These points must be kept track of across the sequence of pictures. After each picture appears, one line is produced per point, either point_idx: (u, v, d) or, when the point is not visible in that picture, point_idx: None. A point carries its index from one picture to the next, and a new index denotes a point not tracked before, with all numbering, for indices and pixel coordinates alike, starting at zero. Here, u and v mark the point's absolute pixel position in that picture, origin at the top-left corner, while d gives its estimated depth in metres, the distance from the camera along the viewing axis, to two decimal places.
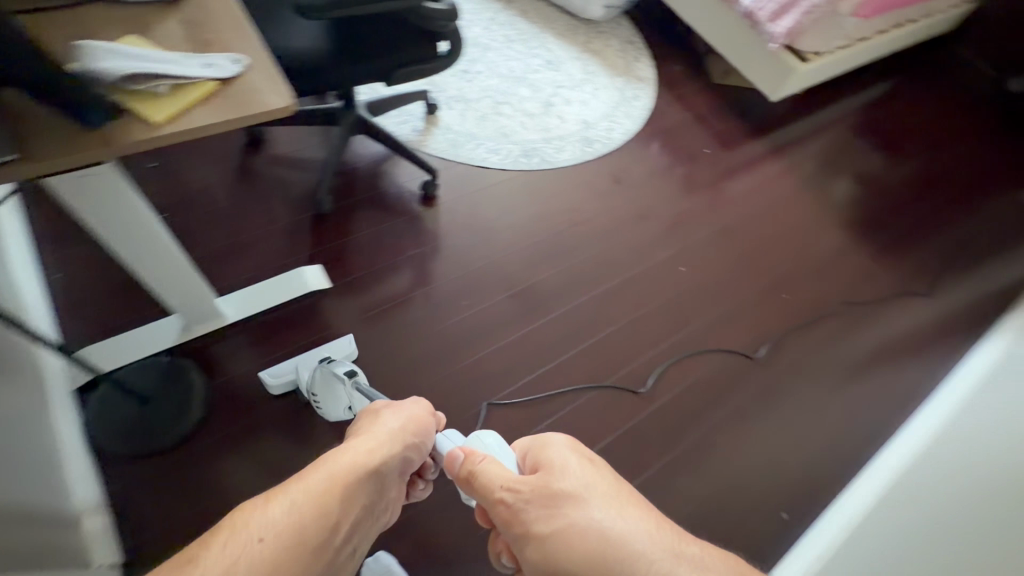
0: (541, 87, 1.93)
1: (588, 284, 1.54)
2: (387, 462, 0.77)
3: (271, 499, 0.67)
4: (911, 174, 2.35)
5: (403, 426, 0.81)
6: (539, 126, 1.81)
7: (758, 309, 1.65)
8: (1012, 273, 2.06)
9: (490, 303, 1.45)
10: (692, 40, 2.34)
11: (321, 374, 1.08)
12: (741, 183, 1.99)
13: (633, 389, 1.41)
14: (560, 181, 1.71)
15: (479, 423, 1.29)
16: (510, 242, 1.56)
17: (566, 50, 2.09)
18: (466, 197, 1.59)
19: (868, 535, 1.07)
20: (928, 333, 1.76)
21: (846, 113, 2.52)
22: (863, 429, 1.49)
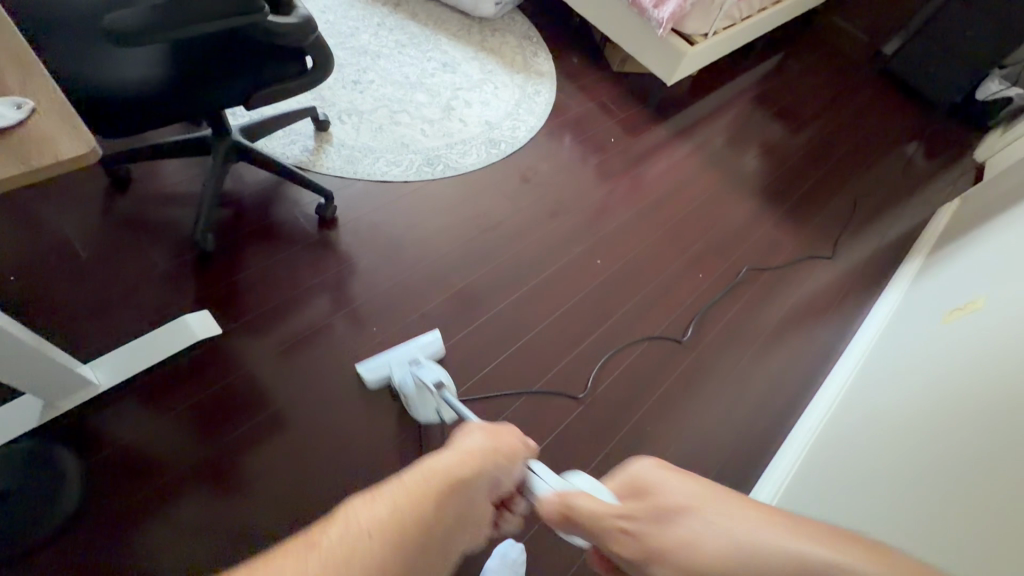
0: (438, 91, 1.88)
1: (509, 289, 1.51)
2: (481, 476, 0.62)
3: (372, 493, 0.53)
4: (807, 141, 2.47)
5: (494, 438, 0.68)
6: (440, 133, 1.76)
7: (676, 291, 1.68)
8: (902, 224, 2.21)
9: (406, 323, 1.38)
10: (588, 31, 2.36)
11: (416, 380, 1.13)
12: (649, 168, 2.02)
13: (563, 390, 1.39)
14: (466, 186, 1.67)
15: (411, 453, 1.22)
16: (422, 255, 1.49)
17: (461, 51, 2.05)
18: (368, 215, 1.51)
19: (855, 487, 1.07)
20: (834, 292, 1.86)
21: (742, 88, 2.62)
22: (784, 393, 1.54)
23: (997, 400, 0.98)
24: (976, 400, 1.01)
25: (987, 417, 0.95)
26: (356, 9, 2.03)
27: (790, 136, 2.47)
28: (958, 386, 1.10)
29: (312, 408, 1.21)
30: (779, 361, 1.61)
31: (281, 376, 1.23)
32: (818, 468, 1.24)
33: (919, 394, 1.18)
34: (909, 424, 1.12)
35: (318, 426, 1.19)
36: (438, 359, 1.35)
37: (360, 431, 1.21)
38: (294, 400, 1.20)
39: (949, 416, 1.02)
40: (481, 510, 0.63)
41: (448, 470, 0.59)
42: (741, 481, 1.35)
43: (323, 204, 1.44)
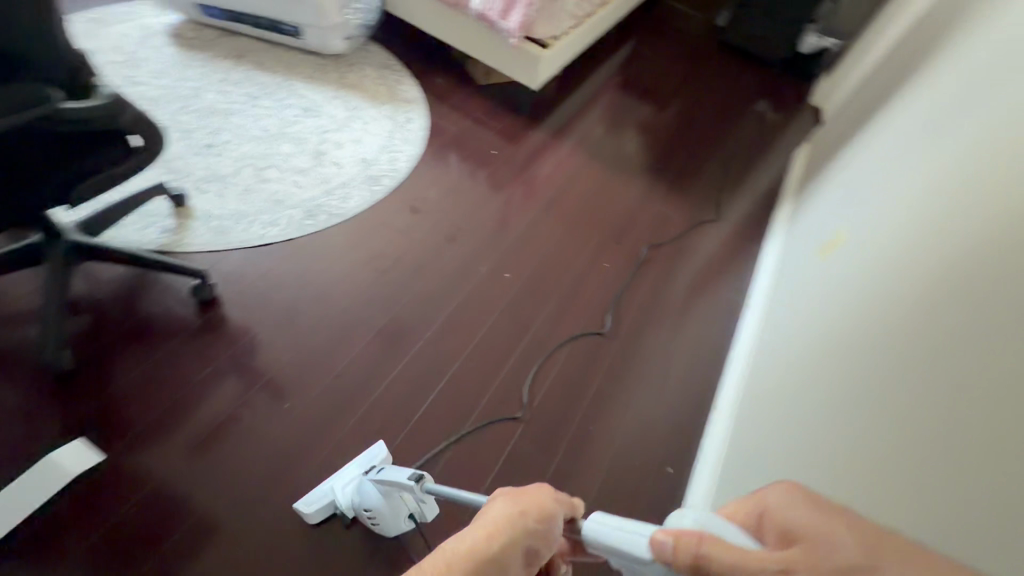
0: (303, 138, 1.79)
1: (423, 326, 1.46)
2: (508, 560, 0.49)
3: None
4: (673, 117, 2.65)
5: (515, 507, 0.52)
6: (315, 181, 1.68)
7: (587, 286, 1.71)
8: (768, 176, 2.43)
9: (318, 391, 1.28)
10: (446, 52, 2.37)
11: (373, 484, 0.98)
12: (535, 173, 2.06)
13: (501, 413, 1.36)
14: (355, 231, 1.60)
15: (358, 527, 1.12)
16: (323, 313, 1.41)
17: (320, 92, 1.97)
18: (252, 285, 1.40)
19: (789, 442, 1.06)
20: (726, 252, 1.99)
21: (604, 78, 2.76)
22: (706, 358, 1.62)
23: (864, 319, 1.05)
24: (880, 325, 0.99)
25: (886, 339, 0.94)
26: (196, 68, 1.90)
27: (658, 114, 2.63)
28: (843, 308, 1.16)
29: (233, 510, 1.08)
30: (694, 329, 1.69)
31: (191, 486, 1.09)
32: (744, 422, 1.32)
33: (828, 330, 1.18)
34: (822, 360, 1.12)
35: (246, 529, 1.07)
36: (365, 417, 1.27)
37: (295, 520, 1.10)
38: (210, 509, 1.07)
39: (861, 349, 1.00)
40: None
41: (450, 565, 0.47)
42: (688, 454, 1.40)
43: (196, 284, 1.31)
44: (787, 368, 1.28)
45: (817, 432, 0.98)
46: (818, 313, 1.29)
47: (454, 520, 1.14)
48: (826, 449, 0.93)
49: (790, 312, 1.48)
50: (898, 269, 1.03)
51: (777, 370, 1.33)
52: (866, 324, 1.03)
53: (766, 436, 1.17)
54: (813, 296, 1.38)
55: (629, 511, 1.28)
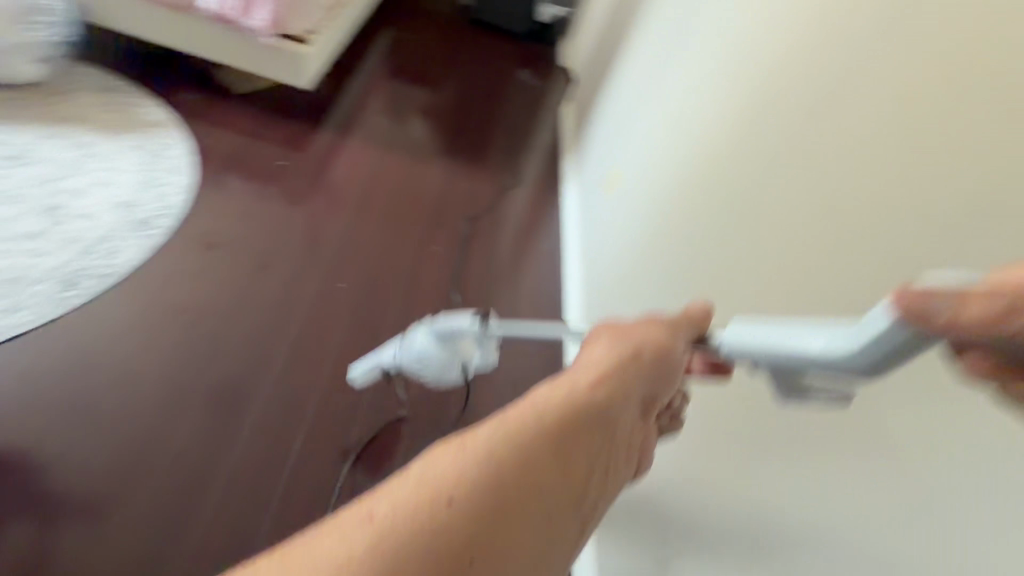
0: (24, 195, 1.47)
1: (266, 367, 1.36)
2: (600, 401, 0.59)
3: (492, 423, 0.54)
4: (452, 95, 2.75)
5: (619, 339, 0.67)
6: (60, 243, 1.40)
7: (424, 273, 1.74)
8: (548, 134, 2.70)
9: (155, 477, 1.16)
10: (188, 60, 2.07)
11: (426, 327, 1.07)
12: (335, 174, 1.96)
13: (380, 422, 1.34)
14: (140, 291, 1.40)
15: None
16: (129, 398, 1.23)
17: (28, 131, 1.59)
18: (14, 387, 1.19)
19: None
20: (534, 209, 2.19)
21: (373, 69, 2.73)
22: (544, 308, 1.81)
23: (695, 207, 1.19)
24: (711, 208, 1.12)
25: (722, 217, 1.07)
26: None
27: (436, 95, 2.71)
28: (671, 206, 1.30)
29: None
30: (529, 286, 1.86)
31: None
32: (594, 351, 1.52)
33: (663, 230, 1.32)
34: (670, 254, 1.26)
35: None
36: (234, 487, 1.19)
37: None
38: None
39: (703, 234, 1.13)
40: (631, 424, 0.62)
41: (535, 407, 0.56)
42: None
43: None
44: (635, 274, 1.42)
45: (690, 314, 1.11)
46: (647, 218, 1.43)
47: None
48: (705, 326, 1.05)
49: (615, 230, 1.64)
50: (710, 158, 1.18)
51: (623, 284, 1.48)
52: (698, 212, 1.17)
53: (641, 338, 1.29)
54: (632, 210, 1.54)
55: None
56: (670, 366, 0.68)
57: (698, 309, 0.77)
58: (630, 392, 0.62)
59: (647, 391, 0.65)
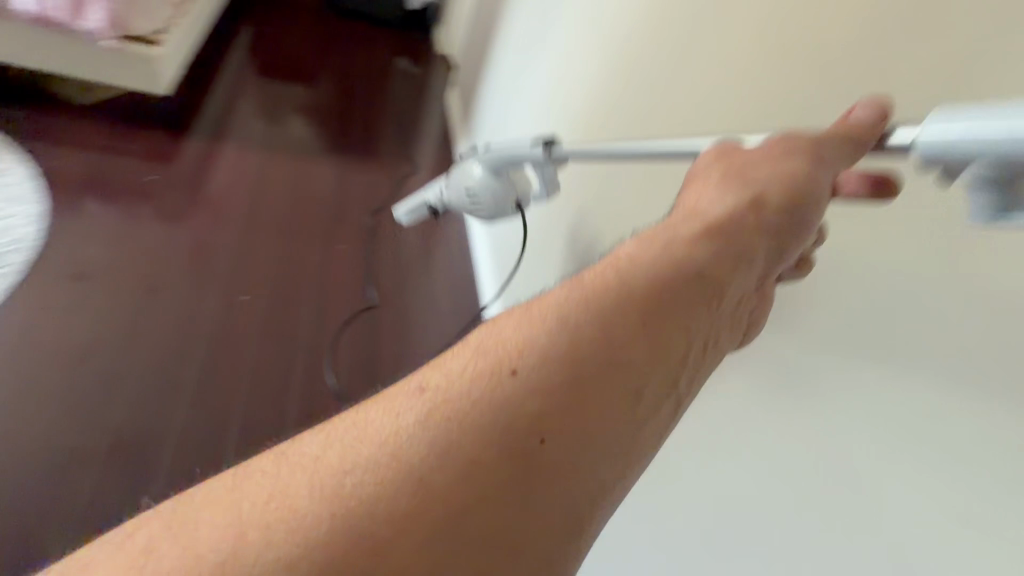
0: None
1: (173, 389, 1.37)
2: (707, 257, 0.48)
3: (552, 314, 0.43)
4: (332, 88, 2.67)
5: (735, 180, 0.52)
6: None
7: (329, 271, 1.75)
8: (438, 115, 2.71)
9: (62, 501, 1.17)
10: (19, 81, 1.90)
11: (477, 160, 1.07)
12: (215, 185, 1.91)
13: (306, 416, 1.40)
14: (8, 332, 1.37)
15: None
16: (18, 439, 1.22)
17: None
18: None
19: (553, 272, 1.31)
20: (434, 190, 2.22)
21: (241, 67, 2.60)
22: (461, 282, 1.85)
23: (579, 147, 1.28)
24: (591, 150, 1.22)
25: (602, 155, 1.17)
26: None
27: (314, 90, 2.61)
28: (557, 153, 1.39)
29: None
30: (440, 269, 1.87)
31: None
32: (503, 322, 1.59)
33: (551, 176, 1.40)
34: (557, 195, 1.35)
35: None
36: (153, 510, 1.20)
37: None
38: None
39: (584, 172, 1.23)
40: (742, 289, 0.50)
41: (620, 270, 0.46)
42: None
43: None
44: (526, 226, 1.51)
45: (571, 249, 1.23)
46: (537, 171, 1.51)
47: None
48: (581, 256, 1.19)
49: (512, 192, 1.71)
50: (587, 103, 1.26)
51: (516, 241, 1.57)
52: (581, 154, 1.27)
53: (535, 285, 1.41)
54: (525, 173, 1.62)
55: None
56: (796, 212, 0.52)
57: (864, 114, 0.52)
58: (745, 246, 0.50)
59: (772, 244, 0.52)
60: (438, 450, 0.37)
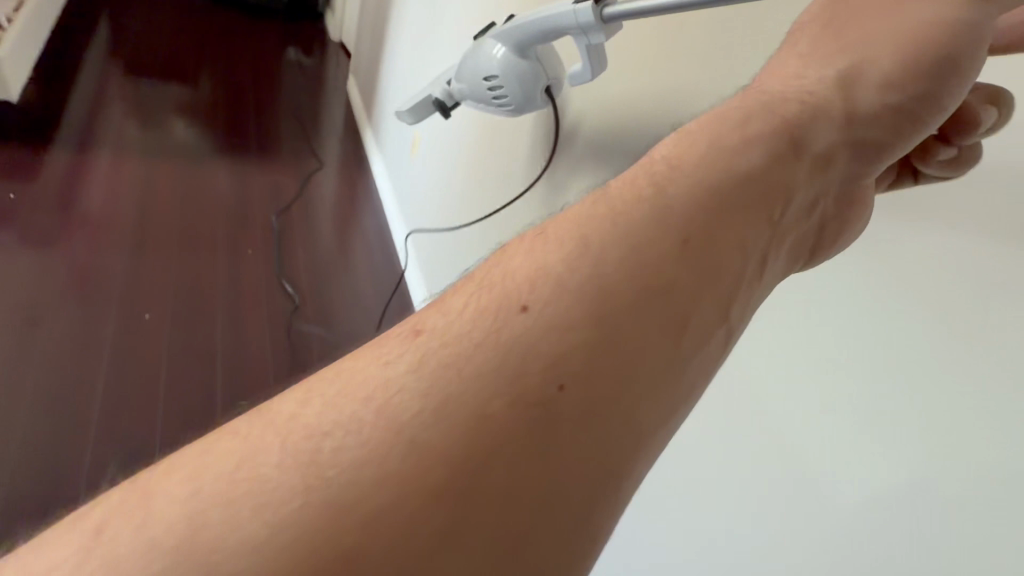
0: None
1: (76, 423, 1.23)
2: (758, 157, 0.41)
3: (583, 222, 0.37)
4: (215, 83, 2.47)
5: (839, 53, 0.51)
6: None
7: (240, 277, 1.65)
8: (338, 105, 2.60)
9: None
10: None
11: (500, 37, 0.91)
12: (91, 200, 1.73)
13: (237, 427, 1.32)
14: None
15: None
16: None
17: None
18: None
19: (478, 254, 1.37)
20: (345, 184, 2.15)
21: (103, 66, 2.33)
22: (384, 273, 1.82)
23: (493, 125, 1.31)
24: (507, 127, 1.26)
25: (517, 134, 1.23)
26: None
27: (193, 87, 2.39)
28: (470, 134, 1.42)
29: None
30: (363, 262, 1.84)
31: None
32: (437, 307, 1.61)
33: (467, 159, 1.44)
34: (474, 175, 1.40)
35: None
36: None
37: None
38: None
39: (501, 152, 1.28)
40: (799, 200, 0.43)
41: (670, 169, 0.40)
42: None
43: None
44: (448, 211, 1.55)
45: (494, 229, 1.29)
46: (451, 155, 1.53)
47: None
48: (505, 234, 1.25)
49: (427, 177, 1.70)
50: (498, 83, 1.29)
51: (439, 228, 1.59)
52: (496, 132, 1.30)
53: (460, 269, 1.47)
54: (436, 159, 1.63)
55: None
56: (882, 102, 0.48)
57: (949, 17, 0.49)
58: (800, 132, 0.45)
59: (836, 129, 0.47)
60: (436, 400, 0.30)
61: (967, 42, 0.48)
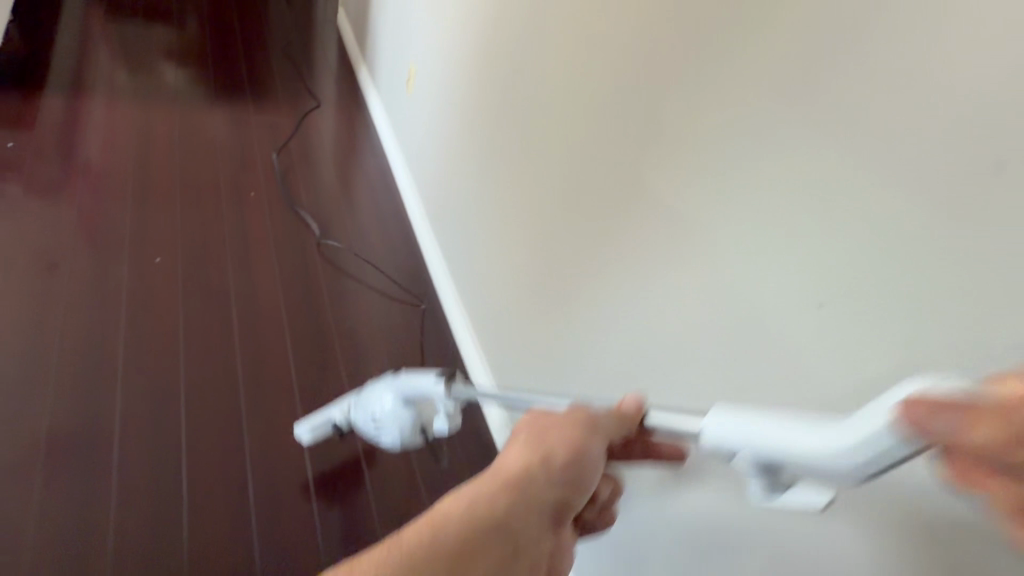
0: None
1: (103, 353, 1.27)
2: (505, 504, 0.42)
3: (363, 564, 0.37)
4: (200, 24, 2.38)
5: (533, 442, 0.46)
6: None
7: (246, 220, 1.67)
8: (328, 42, 2.50)
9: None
10: None
11: (382, 387, 0.96)
12: (90, 147, 1.72)
13: (257, 358, 1.36)
14: None
15: (216, 527, 1.09)
16: None
17: None
18: None
19: (493, 185, 1.35)
20: (342, 124, 2.11)
21: (82, 8, 2.25)
22: (388, 215, 1.84)
23: (502, 49, 1.27)
24: (516, 44, 1.22)
25: (527, 49, 1.18)
26: None
27: (179, 30, 2.32)
28: (478, 60, 1.38)
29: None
30: (366, 205, 1.85)
31: None
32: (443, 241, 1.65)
33: (477, 85, 1.40)
34: (486, 105, 1.36)
35: None
36: (127, 470, 1.12)
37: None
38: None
39: (513, 71, 1.24)
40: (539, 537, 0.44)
41: (442, 514, 0.41)
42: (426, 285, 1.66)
43: None
44: (458, 144, 1.52)
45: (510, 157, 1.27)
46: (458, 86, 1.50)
47: (277, 452, 1.22)
48: (522, 160, 1.22)
49: (431, 113, 1.68)
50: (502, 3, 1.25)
51: (448, 164, 1.58)
52: (504, 55, 1.27)
53: (475, 204, 1.44)
54: (439, 91, 1.60)
55: (420, 355, 1.50)
56: (564, 483, 0.45)
57: (627, 408, 0.53)
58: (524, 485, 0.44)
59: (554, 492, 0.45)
60: None
61: (601, 454, 0.49)
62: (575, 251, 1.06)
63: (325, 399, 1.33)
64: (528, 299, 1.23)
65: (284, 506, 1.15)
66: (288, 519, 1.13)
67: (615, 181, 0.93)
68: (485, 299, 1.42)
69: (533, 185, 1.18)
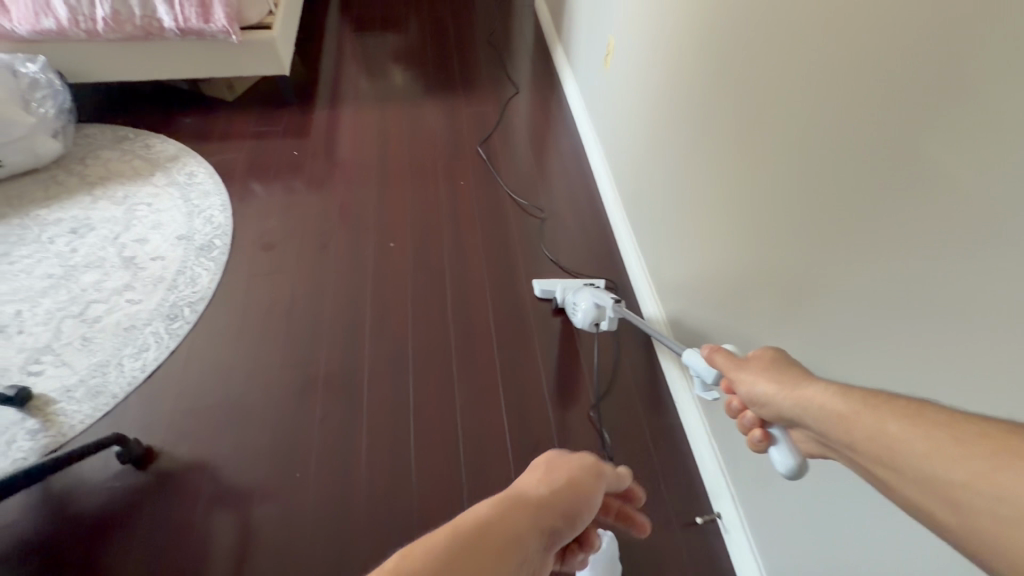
0: (115, 237, 1.79)
1: (359, 320, 1.58)
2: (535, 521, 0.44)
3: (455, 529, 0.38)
4: (421, 30, 2.69)
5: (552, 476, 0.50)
6: (145, 268, 1.71)
7: (459, 207, 1.86)
8: (527, 31, 2.60)
9: (292, 409, 1.41)
10: (179, 95, 2.31)
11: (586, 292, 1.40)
12: (344, 148, 2.10)
13: (467, 332, 1.53)
14: (228, 284, 1.67)
15: (442, 477, 1.28)
16: (254, 364, 1.49)
17: (83, 195, 1.90)
18: (159, 381, 1.46)
19: (684, 170, 1.25)
20: (538, 109, 2.19)
21: (337, 29, 2.73)
22: (583, 200, 1.86)
23: (700, 21, 1.14)
24: (718, 14, 1.07)
25: (729, 22, 1.03)
26: None
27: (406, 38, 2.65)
28: (675, 35, 1.27)
29: (307, 532, 1.22)
30: (560, 190, 1.89)
31: (249, 536, 1.22)
32: (633, 222, 1.62)
33: (672, 62, 1.29)
34: (681, 83, 1.25)
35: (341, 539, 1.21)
36: (374, 418, 1.38)
37: (379, 516, 1.24)
38: (302, 558, 1.18)
39: (713, 44, 1.10)
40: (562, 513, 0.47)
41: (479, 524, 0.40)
42: (619, 273, 1.65)
43: (107, 410, 1.40)
44: (653, 125, 1.44)
45: (702, 141, 1.16)
46: (654, 64, 1.40)
47: (485, 419, 1.37)
48: (714, 145, 1.11)
49: (627, 94, 1.62)
50: None
51: (642, 147, 1.52)
52: (704, 28, 1.13)
53: (665, 188, 1.37)
54: (638, 71, 1.52)
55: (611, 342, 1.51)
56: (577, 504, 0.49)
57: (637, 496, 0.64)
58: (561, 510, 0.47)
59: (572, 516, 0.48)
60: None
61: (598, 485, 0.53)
62: (770, 228, 0.94)
63: (524, 374, 1.45)
64: (720, 298, 1.13)
65: (490, 468, 1.29)
66: (493, 481, 1.27)
67: (819, 138, 0.80)
68: (678, 291, 1.35)
69: (722, 156, 1.08)
